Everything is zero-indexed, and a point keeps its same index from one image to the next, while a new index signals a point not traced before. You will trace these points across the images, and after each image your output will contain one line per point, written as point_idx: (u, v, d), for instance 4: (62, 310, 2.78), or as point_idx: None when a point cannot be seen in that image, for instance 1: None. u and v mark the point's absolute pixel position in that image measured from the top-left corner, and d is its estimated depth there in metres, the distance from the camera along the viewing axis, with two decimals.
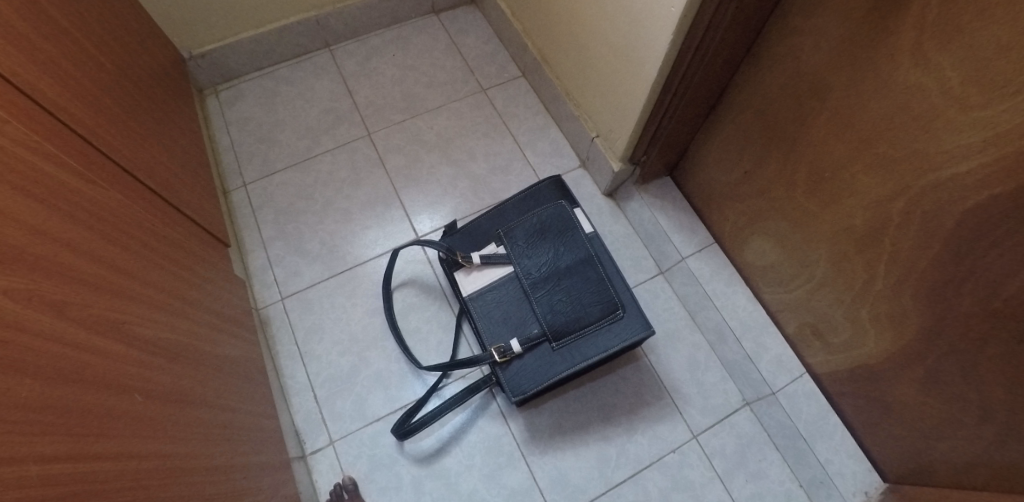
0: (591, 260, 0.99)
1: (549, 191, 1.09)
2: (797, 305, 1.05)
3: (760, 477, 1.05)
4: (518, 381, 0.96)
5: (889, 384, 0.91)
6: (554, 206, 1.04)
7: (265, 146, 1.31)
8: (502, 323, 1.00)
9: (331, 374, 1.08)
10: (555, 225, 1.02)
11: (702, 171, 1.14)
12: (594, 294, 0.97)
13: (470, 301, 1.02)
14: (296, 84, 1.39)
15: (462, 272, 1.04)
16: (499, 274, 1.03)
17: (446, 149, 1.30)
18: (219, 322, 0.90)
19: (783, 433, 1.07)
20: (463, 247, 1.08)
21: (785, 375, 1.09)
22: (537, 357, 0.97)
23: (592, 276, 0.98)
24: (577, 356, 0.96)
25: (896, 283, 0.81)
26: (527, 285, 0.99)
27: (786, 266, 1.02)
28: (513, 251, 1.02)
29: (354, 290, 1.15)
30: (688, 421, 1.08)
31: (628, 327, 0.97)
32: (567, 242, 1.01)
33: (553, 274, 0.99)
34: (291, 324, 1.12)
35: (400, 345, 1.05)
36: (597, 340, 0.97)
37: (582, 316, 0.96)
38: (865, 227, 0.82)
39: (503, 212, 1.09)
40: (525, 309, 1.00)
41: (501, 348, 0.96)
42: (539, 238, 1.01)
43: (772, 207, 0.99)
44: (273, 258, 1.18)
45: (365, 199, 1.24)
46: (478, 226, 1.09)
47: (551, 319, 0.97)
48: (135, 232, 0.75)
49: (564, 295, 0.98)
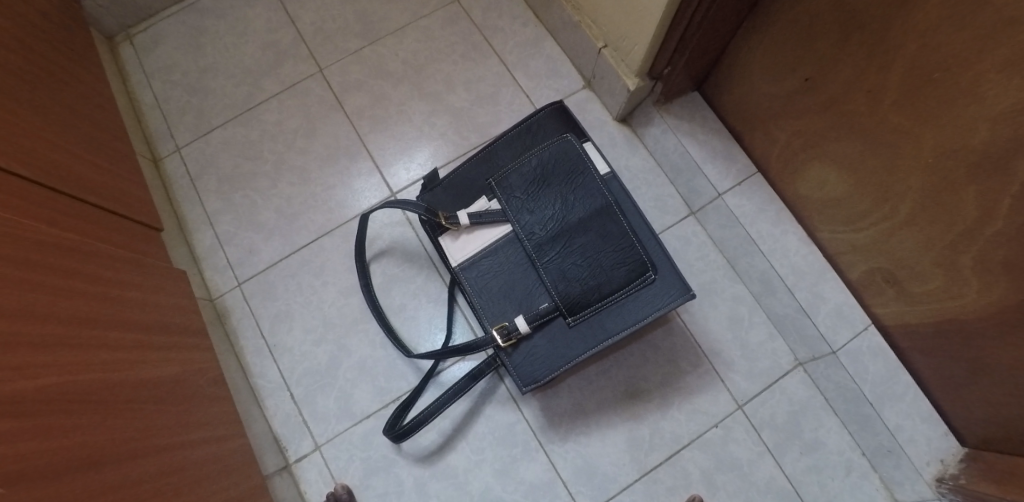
0: (609, 210, 0.77)
1: (549, 123, 0.84)
2: (866, 245, 0.85)
3: (817, 448, 0.90)
4: (529, 368, 0.78)
5: (990, 343, 0.73)
6: (558, 143, 0.80)
7: (199, 98, 1.08)
8: (504, 298, 0.79)
9: (307, 368, 0.91)
10: (561, 168, 0.79)
11: (744, 83, 0.90)
12: (616, 254, 0.76)
13: (462, 272, 0.81)
14: (225, 15, 1.12)
15: (448, 237, 0.83)
16: (494, 236, 0.81)
17: (419, 81, 1.05)
18: (154, 336, 0.72)
19: (843, 396, 0.91)
20: (446, 204, 0.85)
21: (847, 328, 0.91)
22: (550, 337, 0.78)
23: (612, 231, 0.76)
24: (600, 333, 0.76)
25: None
26: (531, 248, 0.78)
27: (856, 197, 0.82)
28: (509, 207, 0.79)
29: (323, 266, 0.95)
30: (733, 390, 0.91)
31: (662, 291, 0.75)
32: (577, 190, 0.78)
33: (562, 231, 0.77)
34: (253, 314, 0.94)
35: (384, 330, 0.87)
36: (624, 311, 0.76)
37: (602, 283, 0.75)
38: (987, 144, 0.61)
39: (494, 156, 0.85)
40: (531, 278, 0.79)
41: (506, 330, 0.77)
42: (540, 187, 0.79)
43: (846, 123, 0.77)
44: (225, 235, 0.99)
45: (325, 153, 1.02)
46: (463, 175, 0.85)
47: (565, 289, 0.76)
48: (8, 245, 0.55)
49: (579, 258, 0.76)
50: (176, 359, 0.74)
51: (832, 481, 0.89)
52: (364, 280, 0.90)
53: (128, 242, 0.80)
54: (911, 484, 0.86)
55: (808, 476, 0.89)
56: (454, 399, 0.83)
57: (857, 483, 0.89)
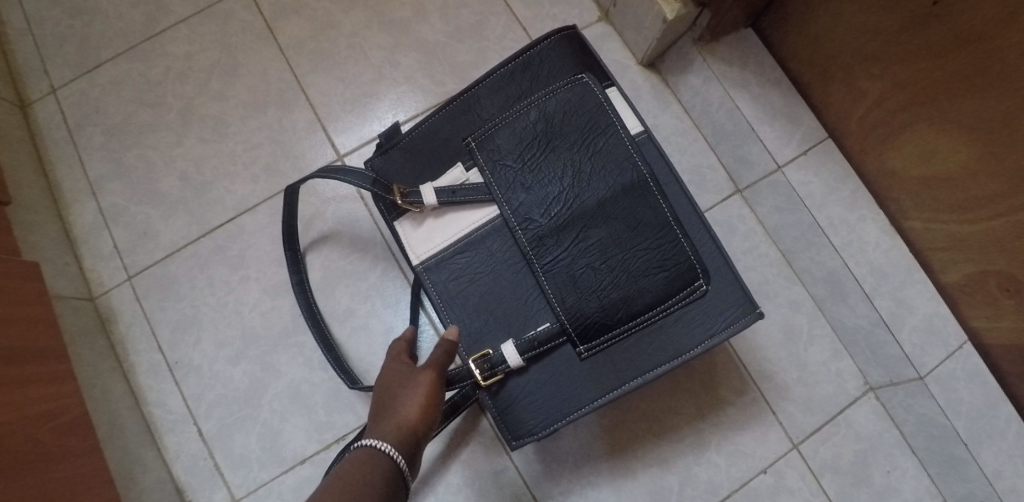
0: (643, 188, 0.53)
1: (554, 57, 0.58)
2: (977, 243, 0.62)
3: (890, 498, 0.70)
4: (522, 414, 0.55)
5: None
6: (569, 87, 0.55)
7: (83, 22, 0.79)
8: (485, 313, 0.56)
9: (221, 395, 0.67)
10: (573, 125, 0.54)
11: (828, 10, 0.65)
12: (651, 254, 0.52)
13: (426, 274, 0.57)
14: None
15: (407, 221, 0.59)
16: (472, 222, 0.57)
17: (378, 4, 0.78)
18: None
19: (926, 433, 0.70)
20: (404, 173, 0.59)
21: (937, 346, 0.69)
22: (552, 371, 0.55)
23: (646, 220, 0.52)
24: (623, 369, 0.53)
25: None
26: (527, 243, 0.54)
27: (978, 178, 0.58)
28: (496, 181, 0.55)
29: (242, 255, 0.70)
30: (786, 424, 0.70)
31: (716, 310, 0.52)
32: (595, 157, 0.53)
33: (572, 219, 0.53)
34: (148, 319, 0.69)
35: (322, 348, 0.64)
36: (660, 337, 0.53)
37: (630, 298, 0.52)
38: None
39: (474, 104, 0.59)
40: (525, 285, 0.55)
41: (489, 361, 0.54)
42: (541, 152, 0.54)
43: (992, 69, 0.53)
44: (111, 211, 0.73)
45: (250, 101, 0.75)
46: (430, 131, 0.59)
47: (575, 305, 0.52)
48: None
49: (597, 259, 0.52)
50: None
51: None
52: (297, 277, 0.66)
53: None
54: None
55: None
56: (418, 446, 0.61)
57: None
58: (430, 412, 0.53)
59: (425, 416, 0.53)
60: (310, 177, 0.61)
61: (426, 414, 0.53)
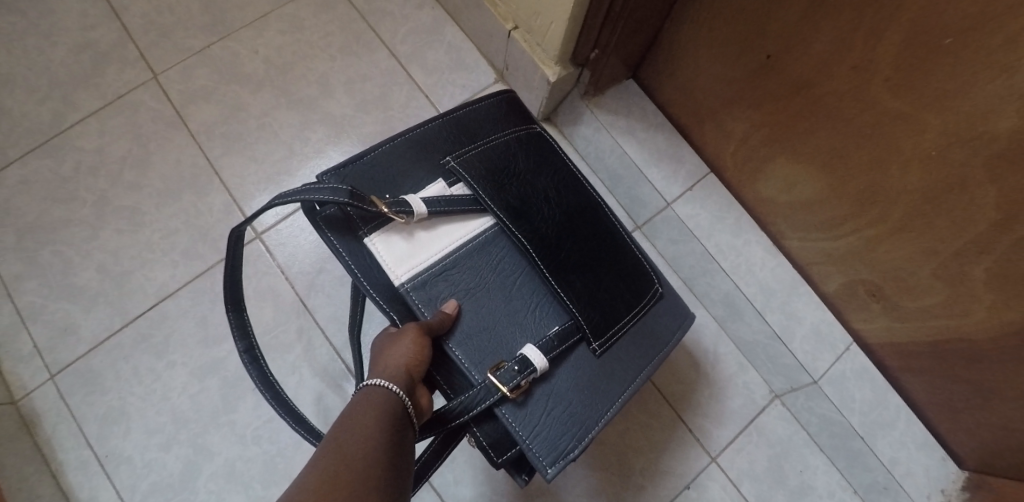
0: (602, 207, 0.60)
1: (506, 101, 0.62)
2: (840, 255, 0.71)
3: (806, 494, 0.76)
4: (553, 429, 0.51)
5: (999, 366, 0.61)
6: (524, 130, 0.60)
7: None
8: (487, 331, 0.52)
9: (155, 483, 0.67)
10: (537, 152, 0.59)
11: (687, 65, 0.73)
12: (625, 261, 0.58)
13: (414, 293, 0.50)
14: (19, 9, 0.83)
15: (389, 234, 0.51)
16: (462, 234, 0.53)
17: (285, 83, 0.82)
18: None
19: (828, 430, 0.77)
20: (375, 185, 0.52)
21: (827, 351, 0.76)
22: (570, 377, 0.53)
23: (614, 232, 0.59)
24: (628, 364, 0.56)
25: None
26: (532, 245, 0.52)
27: (833, 201, 0.67)
28: (485, 189, 0.53)
29: (166, 341, 0.72)
30: (705, 441, 0.76)
31: (675, 306, 0.61)
32: (563, 178, 0.59)
33: (563, 224, 0.55)
34: (74, 415, 0.69)
35: (292, 425, 0.52)
36: (646, 333, 0.58)
37: (620, 298, 0.56)
38: (1016, 134, 0.47)
39: (440, 128, 0.57)
40: (523, 296, 0.54)
41: (512, 369, 0.49)
42: (519, 170, 0.56)
43: (820, 113, 0.61)
44: (27, 310, 0.72)
45: (164, 187, 0.78)
46: (390, 152, 0.54)
47: (582, 305, 0.53)
48: None
49: (591, 262, 0.55)
50: None
51: None
52: (246, 344, 0.54)
53: None
54: None
55: None
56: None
57: None
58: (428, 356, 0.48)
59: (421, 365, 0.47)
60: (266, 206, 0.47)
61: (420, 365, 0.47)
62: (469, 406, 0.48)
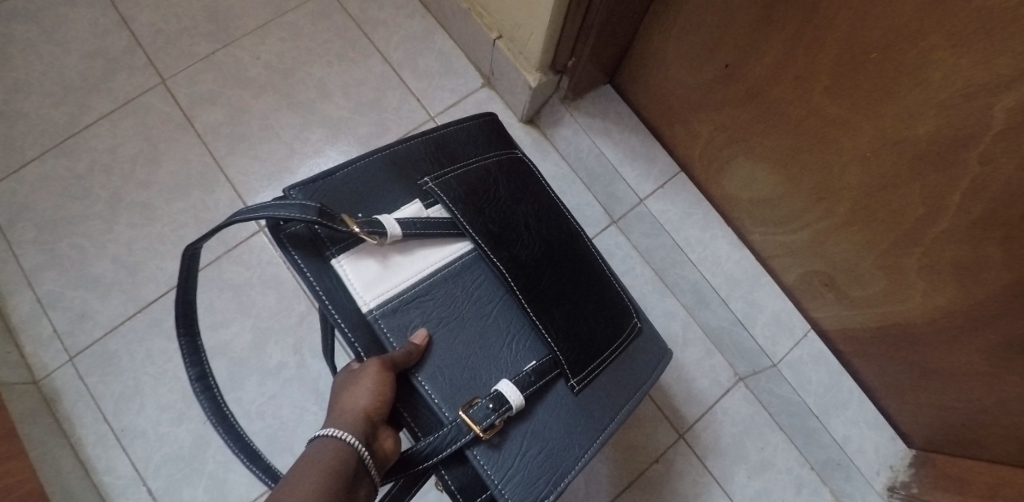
0: (577, 239, 0.61)
1: (487, 126, 0.63)
2: (795, 247, 0.77)
3: (765, 469, 0.83)
4: (527, 474, 0.49)
5: (935, 347, 0.68)
6: (505, 156, 0.61)
7: (6, 125, 0.84)
8: (462, 362, 0.50)
9: (167, 455, 0.74)
10: (514, 179, 0.59)
11: (657, 72, 0.80)
12: (601, 295, 0.59)
13: (383, 320, 0.48)
14: (36, 17, 0.89)
15: (358, 258, 0.48)
16: (436, 260, 0.52)
17: (286, 88, 0.88)
18: None
19: (787, 410, 0.83)
20: (345, 203, 0.50)
21: (786, 337, 0.83)
22: (548, 414, 0.52)
23: (589, 266, 0.60)
24: (606, 402, 0.55)
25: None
26: (509, 275, 0.52)
27: (787, 198, 0.73)
28: (463, 212, 0.52)
29: (177, 325, 0.78)
30: (673, 418, 0.83)
31: (650, 342, 0.62)
32: (540, 208, 0.59)
33: (539, 255, 0.55)
34: (92, 393, 0.75)
35: (244, 463, 0.46)
36: (622, 370, 0.58)
37: (596, 332, 0.56)
38: (931, 137, 0.53)
39: (421, 147, 0.56)
40: (499, 327, 0.52)
41: (488, 404, 0.47)
42: (498, 194, 0.56)
43: (773, 117, 0.67)
44: (47, 297, 0.78)
45: (173, 184, 0.83)
46: (363, 171, 0.52)
47: (560, 337, 0.53)
48: None
49: (566, 295, 0.55)
50: None
51: None
52: (197, 373, 0.47)
53: None
54: (862, 496, 0.81)
55: None
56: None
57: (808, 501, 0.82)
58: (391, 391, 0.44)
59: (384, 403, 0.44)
60: (225, 221, 0.42)
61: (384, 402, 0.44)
62: (438, 447, 0.45)
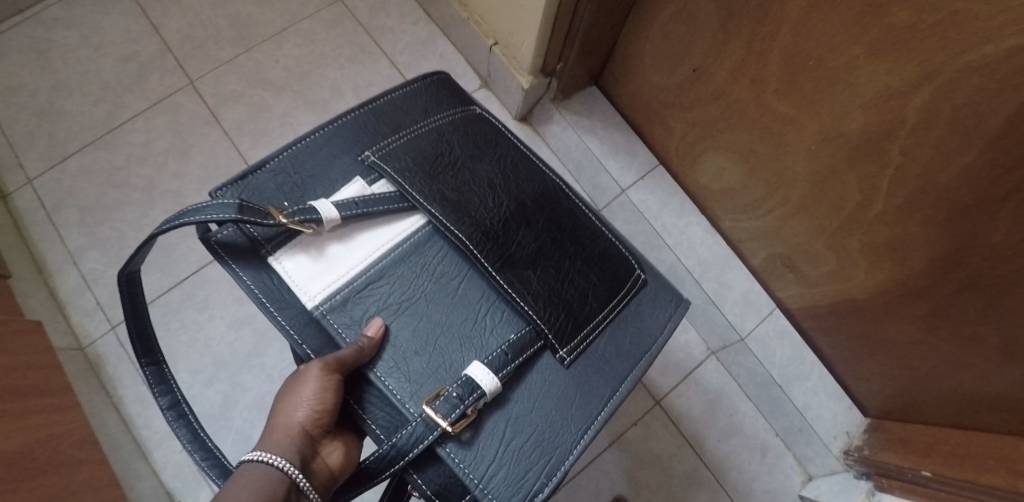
0: (560, 190, 0.58)
1: (440, 84, 0.60)
2: (759, 232, 0.86)
3: (733, 434, 0.92)
4: (512, 463, 0.48)
5: (879, 319, 0.76)
6: (464, 112, 0.59)
7: (51, 122, 0.94)
8: (425, 348, 0.49)
9: (199, 413, 0.84)
10: (475, 139, 0.56)
11: (636, 75, 0.89)
12: (591, 251, 0.56)
13: (329, 313, 0.48)
14: (76, 24, 0.99)
15: (299, 253, 0.48)
16: (388, 240, 0.51)
17: (302, 89, 0.98)
18: (11, 400, 0.63)
19: (754, 381, 0.92)
20: (282, 194, 0.50)
21: (753, 314, 0.92)
22: (535, 392, 0.50)
23: (577, 220, 0.57)
24: (605, 367, 0.53)
25: (987, 188, 0.53)
26: (477, 246, 0.49)
27: (750, 187, 0.82)
28: (415, 185, 0.50)
29: (207, 299, 0.88)
30: (650, 387, 0.92)
31: (659, 293, 0.58)
32: (509, 169, 0.56)
33: (511, 218, 0.52)
34: (132, 359, 0.85)
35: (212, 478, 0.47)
36: (626, 329, 0.55)
37: (590, 292, 0.54)
38: (861, 132, 0.60)
39: (363, 120, 0.55)
40: (469, 302, 0.51)
41: (454, 397, 0.46)
42: (457, 159, 0.54)
43: (734, 115, 0.76)
44: (90, 275, 0.88)
45: (201, 175, 0.93)
46: (299, 156, 0.52)
47: (541, 304, 0.50)
48: None
49: (546, 256, 0.53)
50: (27, 428, 0.63)
51: (749, 464, 0.91)
52: (169, 399, 0.49)
53: None
54: (822, 460, 0.89)
55: (727, 462, 0.91)
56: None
57: (772, 463, 0.91)
58: (337, 393, 0.45)
59: (327, 402, 0.44)
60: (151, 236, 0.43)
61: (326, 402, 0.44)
62: (402, 448, 0.45)
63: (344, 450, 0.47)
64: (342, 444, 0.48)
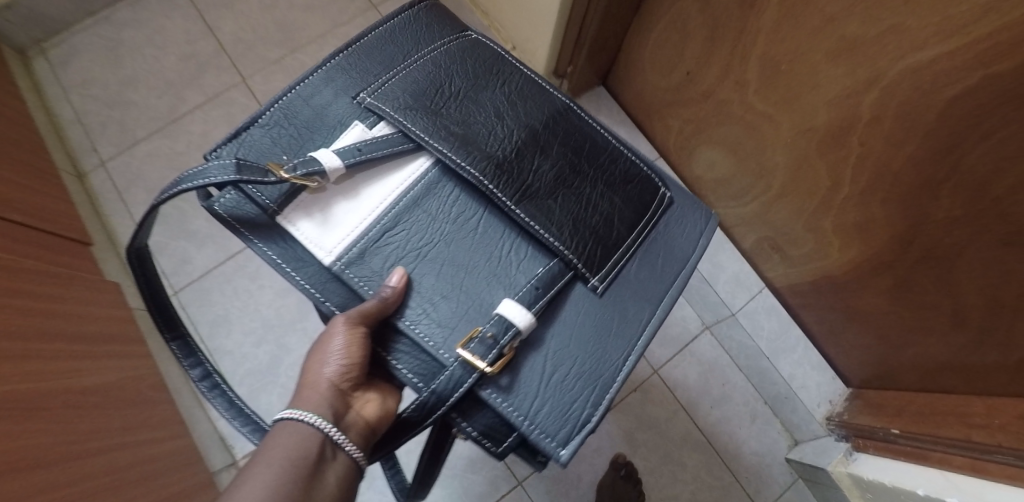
0: (573, 114, 0.59)
1: (425, 14, 0.61)
2: (747, 218, 0.96)
3: (724, 402, 1.01)
4: (554, 398, 0.49)
5: (854, 295, 0.84)
6: (453, 40, 0.59)
7: (121, 112, 1.07)
8: (448, 290, 0.50)
9: (249, 369, 0.96)
10: (476, 69, 0.57)
11: (639, 77, 0.99)
12: (611, 175, 0.57)
13: (344, 266, 0.49)
14: (142, 26, 1.11)
15: (306, 212, 0.50)
16: (398, 186, 0.52)
17: None
18: (87, 348, 0.75)
19: (744, 353, 1.02)
20: (282, 146, 0.53)
21: (743, 293, 1.03)
22: (569, 324, 0.52)
23: (594, 145, 0.58)
24: (639, 290, 0.55)
25: (929, 174, 0.60)
26: (498, 182, 0.51)
27: (739, 177, 0.92)
28: (421, 126, 0.52)
29: (259, 270, 1.00)
30: (648, 358, 1.02)
31: (685, 210, 0.61)
32: (517, 100, 0.57)
33: (526, 149, 0.54)
34: (190, 321, 0.97)
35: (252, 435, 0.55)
36: (657, 248, 0.58)
37: (616, 216, 0.56)
38: (829, 126, 0.69)
39: (346, 64, 0.57)
40: (492, 238, 0.52)
41: (489, 337, 0.48)
42: (459, 94, 0.55)
43: (723, 111, 0.86)
44: (154, 246, 1.00)
45: None
46: (290, 106, 0.54)
47: (568, 233, 0.52)
48: None
49: (568, 185, 0.55)
50: (100, 372, 0.75)
51: (739, 430, 1.00)
52: (202, 371, 0.56)
53: (59, 259, 0.82)
54: (807, 425, 0.98)
55: (718, 427, 1.00)
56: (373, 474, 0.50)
57: (761, 428, 0.99)
58: (363, 347, 0.47)
59: (354, 356, 0.47)
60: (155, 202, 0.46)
61: (353, 356, 0.47)
62: (443, 393, 0.47)
63: (379, 401, 0.51)
64: (376, 395, 0.51)
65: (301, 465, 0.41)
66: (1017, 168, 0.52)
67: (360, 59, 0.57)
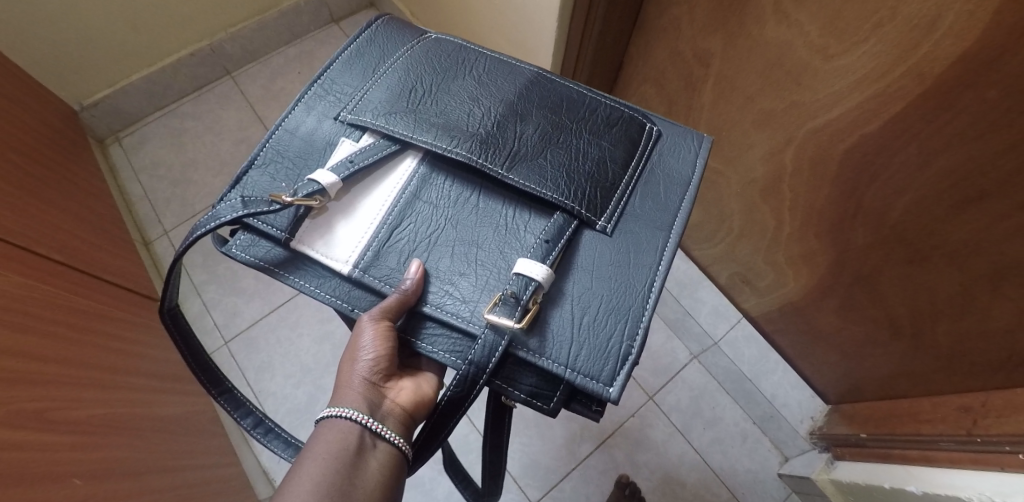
0: (542, 80, 0.66)
1: (382, 26, 0.71)
2: (721, 256, 1.11)
3: (716, 423, 1.11)
4: (588, 345, 0.55)
5: (815, 316, 0.98)
6: (415, 43, 0.68)
7: (182, 190, 1.25)
8: (461, 270, 0.58)
9: (290, 408, 1.08)
10: (440, 62, 0.66)
11: None
12: (594, 124, 0.64)
13: (361, 270, 0.58)
14: (202, 117, 1.33)
15: (316, 237, 0.59)
16: (393, 187, 0.61)
17: None
18: (159, 385, 0.88)
19: (729, 378, 1.14)
20: (284, 174, 0.61)
21: (724, 323, 1.16)
22: (587, 271, 0.58)
23: (569, 100, 0.65)
24: (647, 218, 0.61)
25: (844, 210, 0.76)
26: (492, 154, 0.59)
27: (709, 221, 1.08)
28: (403, 123, 0.61)
29: (298, 320, 1.14)
30: (643, 385, 1.14)
31: (674, 136, 0.67)
32: (486, 81, 0.65)
33: (505, 121, 0.62)
34: (239, 366, 1.11)
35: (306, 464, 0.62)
36: (657, 175, 0.64)
37: (608, 158, 0.62)
38: (766, 176, 0.86)
39: (322, 91, 0.66)
40: (495, 208, 0.60)
41: (516, 299, 0.54)
42: (431, 86, 0.64)
43: None
44: (210, 302, 1.15)
45: None
46: (283, 141, 0.63)
47: (566, 186, 0.59)
48: (64, 317, 0.75)
49: (557, 141, 0.62)
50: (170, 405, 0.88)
51: (732, 448, 1.10)
52: (253, 421, 0.63)
53: (136, 311, 0.97)
54: (792, 441, 1.09)
55: (712, 446, 1.10)
56: (423, 463, 0.57)
57: (752, 446, 1.10)
58: (389, 340, 0.55)
59: (383, 353, 0.55)
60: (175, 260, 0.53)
61: (382, 354, 0.55)
62: (488, 352, 0.54)
63: (412, 387, 0.59)
64: (410, 385, 0.59)
65: (343, 457, 0.50)
66: (899, 200, 0.68)
67: (335, 81, 0.66)
